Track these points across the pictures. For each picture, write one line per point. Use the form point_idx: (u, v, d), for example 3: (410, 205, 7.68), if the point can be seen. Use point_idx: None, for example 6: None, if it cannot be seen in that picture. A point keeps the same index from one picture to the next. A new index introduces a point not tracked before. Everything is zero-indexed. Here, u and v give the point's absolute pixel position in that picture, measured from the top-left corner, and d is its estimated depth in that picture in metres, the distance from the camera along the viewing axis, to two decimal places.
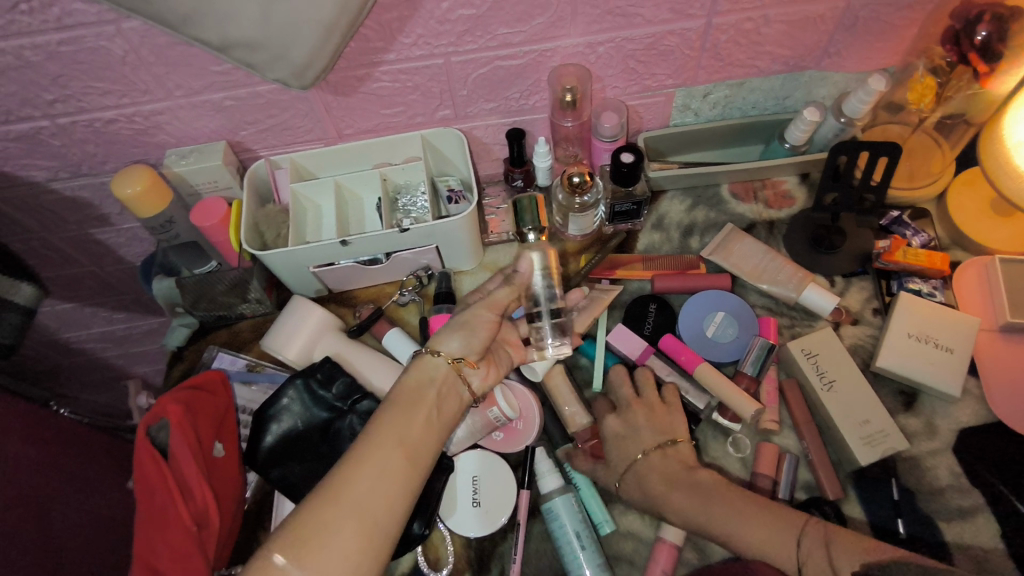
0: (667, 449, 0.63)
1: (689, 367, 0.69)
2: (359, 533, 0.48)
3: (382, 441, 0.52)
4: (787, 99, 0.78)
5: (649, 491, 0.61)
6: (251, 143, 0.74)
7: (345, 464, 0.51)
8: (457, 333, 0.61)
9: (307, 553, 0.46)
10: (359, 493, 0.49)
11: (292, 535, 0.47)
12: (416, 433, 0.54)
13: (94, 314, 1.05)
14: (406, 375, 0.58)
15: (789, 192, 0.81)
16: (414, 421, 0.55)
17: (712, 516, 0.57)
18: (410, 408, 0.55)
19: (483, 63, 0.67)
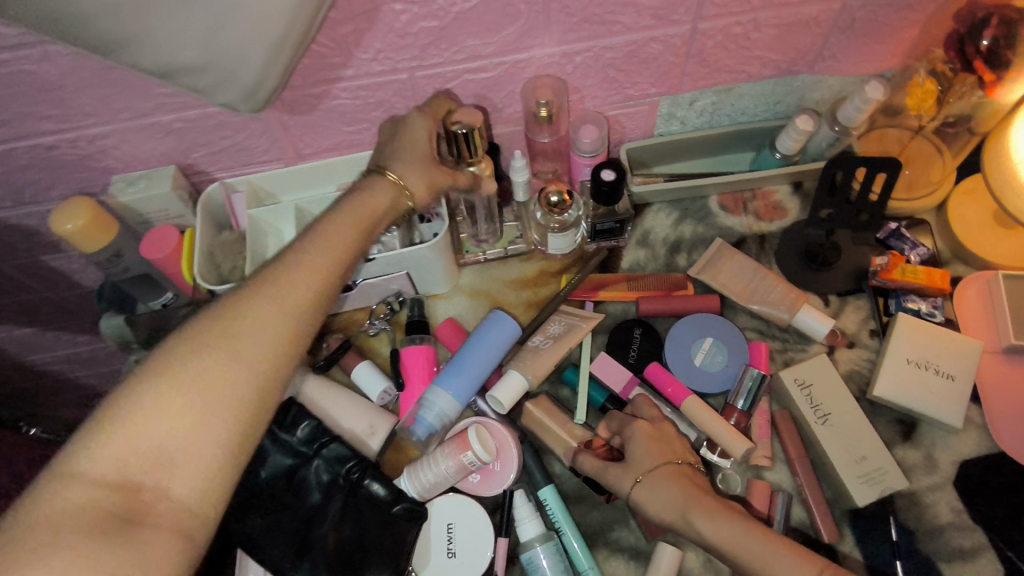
0: (678, 469, 0.55)
1: (677, 399, 0.65)
2: (225, 370, 0.46)
3: (269, 291, 0.50)
4: (779, 105, 0.73)
5: (671, 508, 0.53)
6: (205, 166, 0.68)
7: (216, 315, 0.48)
8: (409, 153, 0.59)
9: (167, 400, 0.44)
10: (270, 303, 0.49)
11: (149, 388, 0.44)
12: (337, 245, 0.54)
13: (56, 337, 0.99)
14: (365, 192, 0.58)
15: (781, 203, 0.76)
16: (314, 268, 0.52)
17: (747, 552, 0.49)
18: (301, 261, 0.52)
19: (450, 76, 0.62)
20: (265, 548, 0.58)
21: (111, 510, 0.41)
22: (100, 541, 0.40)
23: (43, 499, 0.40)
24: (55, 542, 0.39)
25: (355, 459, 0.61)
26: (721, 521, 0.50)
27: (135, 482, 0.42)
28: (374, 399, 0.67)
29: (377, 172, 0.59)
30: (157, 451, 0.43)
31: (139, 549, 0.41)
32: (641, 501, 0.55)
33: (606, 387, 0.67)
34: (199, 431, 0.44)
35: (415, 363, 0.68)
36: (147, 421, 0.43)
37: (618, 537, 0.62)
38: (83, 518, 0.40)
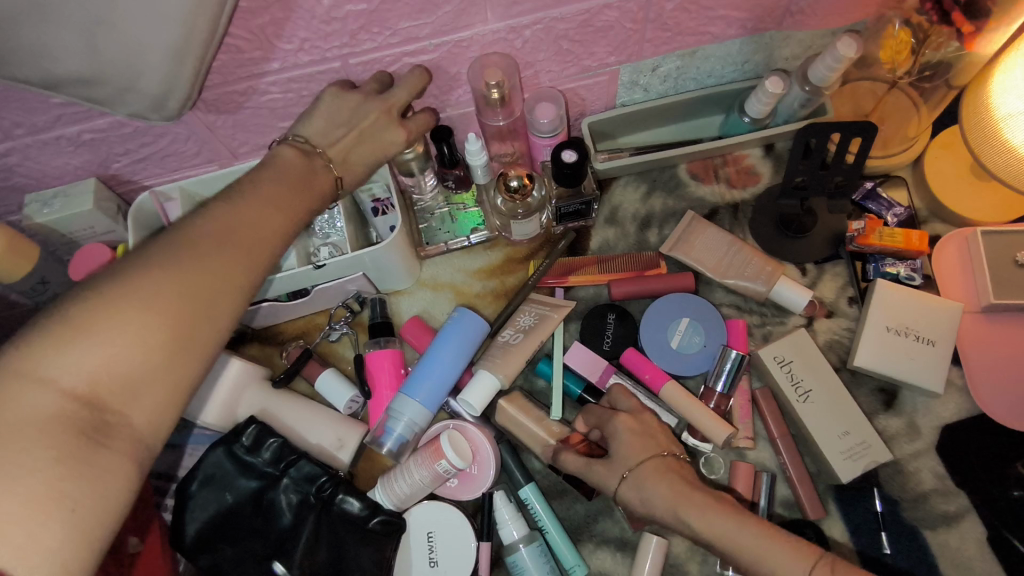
0: (668, 460, 0.53)
1: (655, 386, 0.63)
2: (201, 284, 0.41)
3: (252, 210, 0.45)
4: (746, 64, 0.68)
5: (661, 502, 0.51)
6: (130, 175, 0.62)
7: (201, 224, 0.43)
8: (350, 132, 0.53)
9: (152, 309, 0.38)
10: (240, 223, 0.44)
11: (129, 292, 0.38)
12: (290, 181, 0.49)
13: None
14: (276, 162, 0.50)
15: (753, 167, 0.73)
16: (291, 201, 0.48)
17: (739, 545, 0.47)
18: (282, 188, 0.48)
19: (388, 61, 0.56)
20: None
21: (78, 424, 0.36)
22: (64, 465, 0.36)
23: (7, 399, 0.35)
24: (14, 458, 0.34)
25: (325, 475, 0.59)
26: (712, 516, 0.49)
27: (100, 399, 0.37)
28: (342, 408, 0.64)
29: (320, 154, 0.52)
30: (134, 372, 0.38)
31: (101, 476, 0.37)
32: (629, 497, 0.53)
33: (581, 377, 0.65)
34: (179, 350, 0.40)
35: (380, 367, 0.65)
36: (127, 331, 0.37)
37: (603, 529, 0.61)
38: (50, 432, 0.35)
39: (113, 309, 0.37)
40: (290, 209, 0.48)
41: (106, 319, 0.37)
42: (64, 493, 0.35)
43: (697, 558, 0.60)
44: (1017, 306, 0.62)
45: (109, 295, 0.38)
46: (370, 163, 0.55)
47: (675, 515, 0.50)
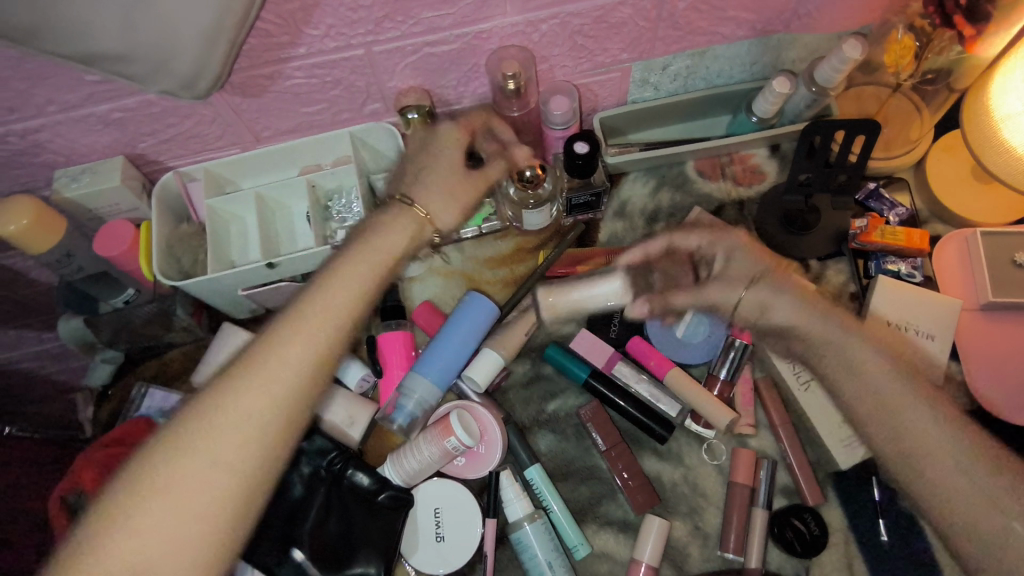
0: (776, 275, 0.62)
1: (660, 372, 0.65)
2: (272, 386, 0.51)
3: (327, 293, 0.55)
4: (754, 65, 0.71)
5: (807, 348, 0.61)
6: (155, 155, 0.64)
7: (254, 350, 0.53)
8: (437, 170, 0.62)
9: (231, 414, 0.50)
10: (310, 327, 0.54)
11: (216, 411, 0.49)
12: (353, 284, 0.57)
13: (21, 336, 0.96)
14: (381, 232, 0.60)
15: (760, 166, 0.75)
16: (363, 269, 0.58)
17: (900, 412, 0.56)
18: (357, 271, 0.57)
19: (409, 50, 0.58)
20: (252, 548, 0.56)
21: (167, 534, 0.46)
22: (135, 518, 0.46)
23: (93, 547, 0.45)
24: (127, 513, 0.46)
25: (337, 451, 0.61)
26: (892, 384, 0.57)
27: (138, 538, 0.46)
28: (354, 387, 0.66)
29: (400, 203, 0.61)
30: (191, 498, 0.47)
31: (186, 555, 0.46)
32: (749, 313, 0.63)
33: (588, 362, 0.66)
34: (244, 478, 0.49)
35: (392, 350, 0.66)
36: (189, 473, 0.48)
37: (607, 510, 0.63)
38: (143, 524, 0.46)
39: (176, 457, 0.48)
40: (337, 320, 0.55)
41: (161, 487, 0.47)
42: (154, 562, 0.46)
43: (698, 541, 0.61)
44: (1015, 304, 0.64)
45: (188, 432, 0.49)
46: (439, 198, 0.62)
47: (840, 377, 0.59)
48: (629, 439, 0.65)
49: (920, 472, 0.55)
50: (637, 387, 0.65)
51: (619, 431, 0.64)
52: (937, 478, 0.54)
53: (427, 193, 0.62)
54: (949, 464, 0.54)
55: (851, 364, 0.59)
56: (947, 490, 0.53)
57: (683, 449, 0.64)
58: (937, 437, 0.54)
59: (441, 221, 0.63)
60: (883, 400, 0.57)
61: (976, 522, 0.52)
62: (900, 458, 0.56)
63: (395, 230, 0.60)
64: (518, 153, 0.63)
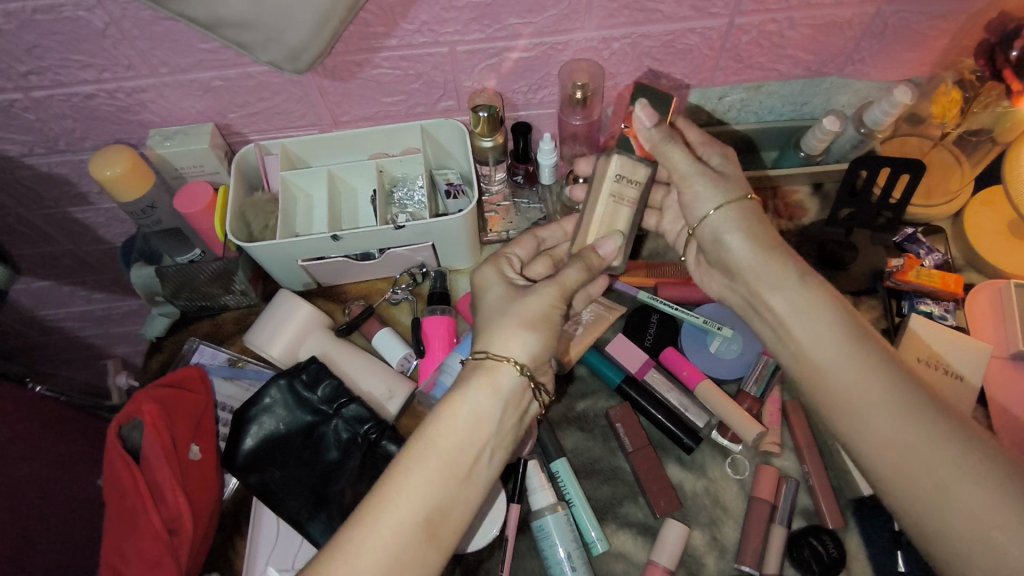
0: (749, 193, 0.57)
1: (692, 382, 0.67)
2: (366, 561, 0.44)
3: (454, 418, 0.49)
4: (805, 105, 0.75)
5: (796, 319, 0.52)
6: (241, 127, 0.70)
7: (361, 516, 0.45)
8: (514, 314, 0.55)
9: (390, 525, 0.45)
10: (420, 487, 0.46)
11: (358, 525, 0.45)
12: (471, 445, 0.49)
13: (73, 293, 1.00)
14: (489, 364, 0.51)
15: (800, 203, 0.78)
16: (485, 401, 0.50)
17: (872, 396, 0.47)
18: (480, 396, 0.50)
19: (490, 54, 0.63)
20: (285, 501, 0.59)
21: None
22: None
23: None
24: None
25: (373, 420, 0.62)
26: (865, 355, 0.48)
27: None
28: (393, 364, 0.68)
29: (489, 358, 0.52)
30: None
31: None
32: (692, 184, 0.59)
33: (621, 367, 0.68)
34: None
35: (436, 333, 0.68)
36: None
37: (627, 512, 0.64)
38: None
39: None
40: (477, 434, 0.49)
41: None
42: None
43: (714, 552, 0.62)
44: None
45: (370, 522, 0.45)
46: (525, 334, 0.53)
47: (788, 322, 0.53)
48: (656, 444, 0.66)
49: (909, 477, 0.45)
50: (667, 395, 0.67)
51: (647, 436, 0.66)
52: (933, 457, 0.44)
53: (511, 340, 0.52)
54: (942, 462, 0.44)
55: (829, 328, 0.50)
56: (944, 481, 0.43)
57: (706, 460, 0.65)
58: (914, 435, 0.45)
59: (535, 359, 0.53)
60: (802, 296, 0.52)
61: (984, 535, 0.41)
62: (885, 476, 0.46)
63: (483, 396, 0.50)
64: (566, 276, 0.56)
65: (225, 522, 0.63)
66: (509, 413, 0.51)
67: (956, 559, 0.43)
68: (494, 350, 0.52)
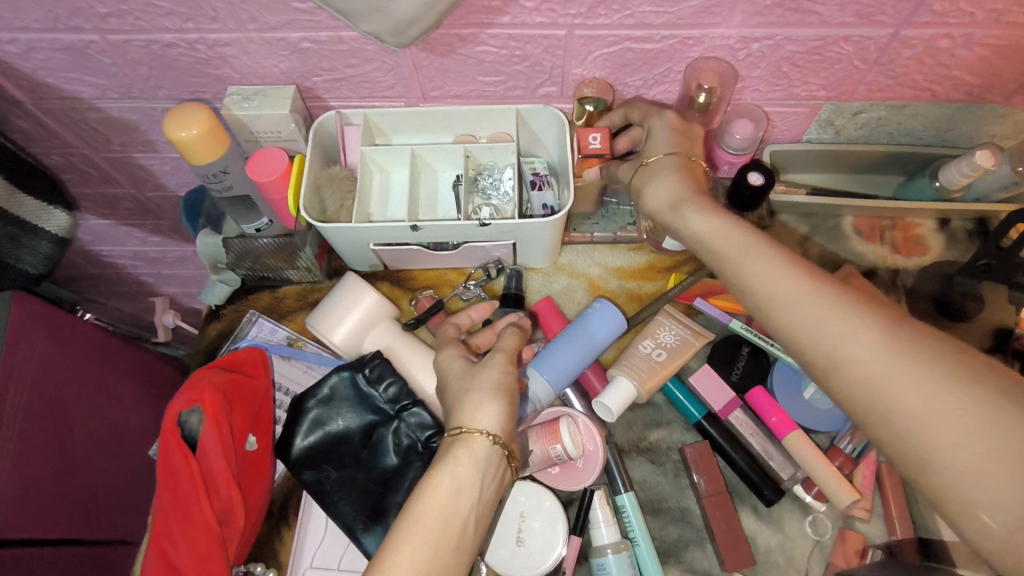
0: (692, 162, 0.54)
1: (779, 432, 0.61)
2: None
3: (438, 488, 0.46)
4: (949, 131, 0.66)
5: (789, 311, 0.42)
6: (323, 91, 0.64)
7: None
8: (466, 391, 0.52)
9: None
10: (405, 566, 0.43)
11: None
12: (457, 515, 0.45)
13: (129, 234, 0.98)
14: (459, 441, 0.48)
15: (923, 238, 0.69)
16: (467, 473, 0.47)
17: (895, 389, 0.37)
18: (460, 468, 0.47)
19: (610, 42, 0.56)
20: (338, 504, 0.57)
21: None
22: None
23: None
24: None
25: (435, 429, 0.58)
26: (878, 337, 0.38)
27: None
28: None
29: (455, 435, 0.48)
30: None
31: None
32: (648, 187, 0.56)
33: (705, 403, 0.63)
34: None
35: None
36: None
37: (692, 559, 0.59)
38: None
39: None
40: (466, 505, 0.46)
41: None
42: None
43: None
44: None
45: None
46: (490, 401, 0.50)
47: (771, 309, 0.43)
48: (732, 490, 0.61)
49: (960, 492, 0.35)
50: (750, 439, 0.62)
51: (724, 481, 0.61)
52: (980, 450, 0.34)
53: (478, 411, 0.49)
54: (991, 458, 0.34)
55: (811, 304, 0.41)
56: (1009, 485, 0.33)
57: (785, 515, 0.60)
58: (953, 421, 0.35)
59: (509, 429, 0.49)
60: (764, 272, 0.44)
61: None
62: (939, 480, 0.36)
63: (462, 466, 0.47)
64: (508, 342, 0.55)
65: (271, 511, 0.61)
66: (492, 485, 0.48)
67: None
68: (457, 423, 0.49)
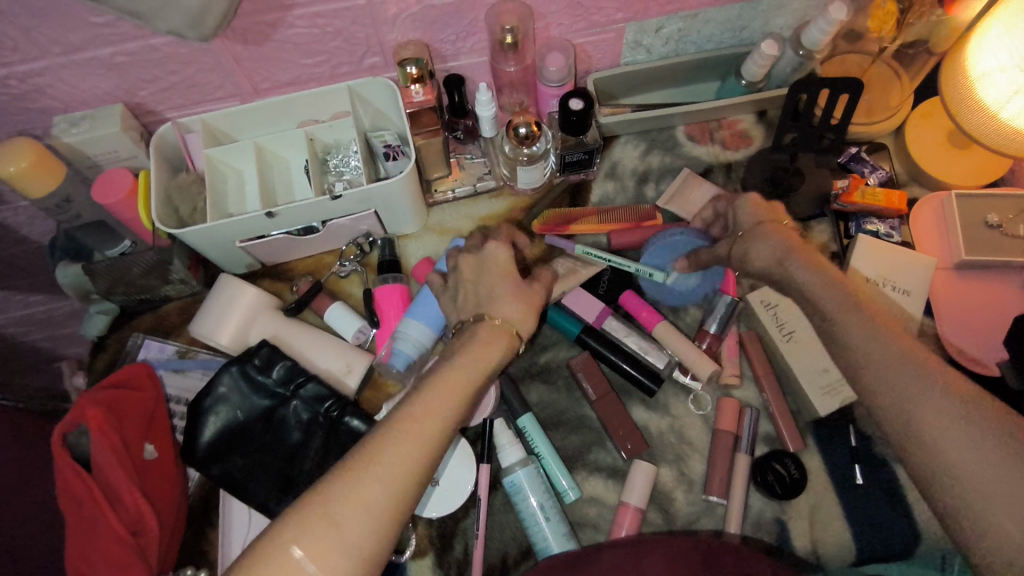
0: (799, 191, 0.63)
1: (649, 324, 0.68)
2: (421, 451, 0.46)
3: (464, 359, 0.50)
4: (744, 30, 0.72)
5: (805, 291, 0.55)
6: (154, 105, 0.65)
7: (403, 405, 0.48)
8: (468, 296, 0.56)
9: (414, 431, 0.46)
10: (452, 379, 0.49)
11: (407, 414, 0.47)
12: (483, 346, 0.51)
13: (9, 297, 0.94)
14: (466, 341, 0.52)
15: (746, 131, 0.76)
16: (458, 380, 0.49)
17: (871, 360, 0.51)
18: (486, 347, 0.51)
19: (410, 3, 0.59)
20: (250, 489, 0.59)
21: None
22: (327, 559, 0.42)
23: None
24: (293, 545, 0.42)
25: (332, 398, 0.62)
26: (821, 286, 0.55)
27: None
28: (349, 339, 0.67)
29: (476, 322, 0.53)
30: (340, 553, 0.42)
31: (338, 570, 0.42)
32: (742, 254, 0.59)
33: (580, 319, 0.68)
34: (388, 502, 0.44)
35: (388, 301, 0.67)
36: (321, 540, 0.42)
37: (596, 458, 0.64)
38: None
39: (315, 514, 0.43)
40: (443, 427, 0.47)
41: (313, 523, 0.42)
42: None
43: (683, 486, 0.63)
44: (987, 262, 0.67)
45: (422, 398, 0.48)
46: (515, 287, 0.55)
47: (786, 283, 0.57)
48: (619, 390, 0.67)
49: (922, 437, 0.48)
50: (627, 341, 0.67)
51: (609, 382, 0.66)
52: (909, 389, 0.49)
53: (497, 304, 0.54)
54: (952, 420, 0.47)
55: (825, 281, 0.54)
56: (925, 425, 0.48)
57: (670, 399, 0.66)
58: (902, 377, 0.49)
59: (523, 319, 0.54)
60: (777, 257, 0.57)
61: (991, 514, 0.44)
62: (877, 402, 0.51)
63: (488, 349, 0.52)
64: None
65: (194, 517, 0.62)
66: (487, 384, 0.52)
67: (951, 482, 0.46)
68: (486, 312, 0.54)
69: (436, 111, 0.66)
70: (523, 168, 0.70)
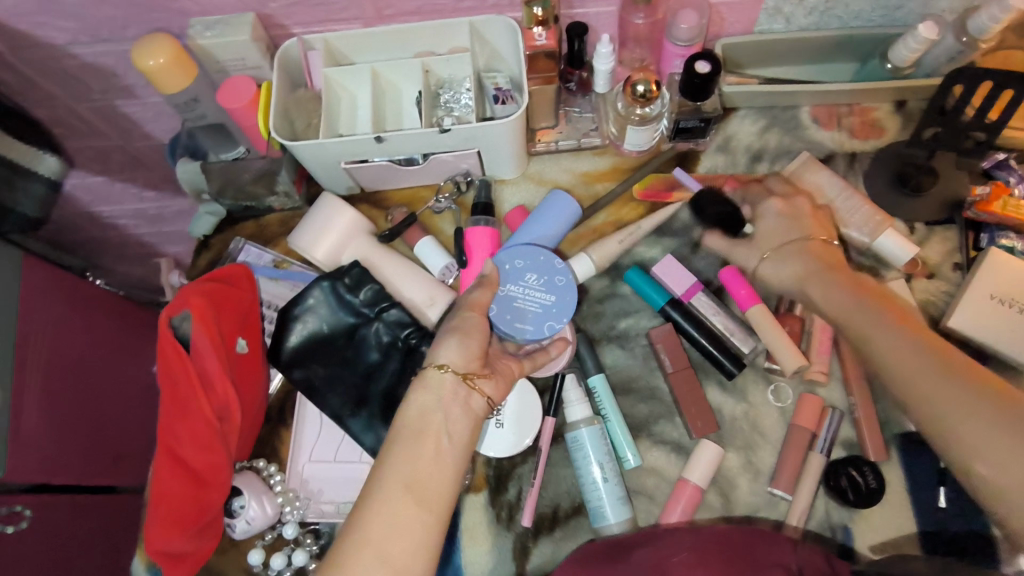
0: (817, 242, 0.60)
1: (744, 305, 0.64)
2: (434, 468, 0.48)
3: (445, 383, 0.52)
4: (898, 9, 0.66)
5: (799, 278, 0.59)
6: (282, 18, 0.66)
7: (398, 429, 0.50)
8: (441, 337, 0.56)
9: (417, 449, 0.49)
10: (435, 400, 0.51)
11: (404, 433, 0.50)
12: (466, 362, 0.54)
13: (125, 190, 1.00)
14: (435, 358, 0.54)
15: (880, 121, 0.71)
16: (439, 411, 0.51)
17: (875, 334, 0.52)
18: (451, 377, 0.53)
19: None
20: (327, 397, 0.62)
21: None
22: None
23: None
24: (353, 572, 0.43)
25: (412, 326, 0.64)
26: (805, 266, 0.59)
27: None
28: (435, 273, 0.68)
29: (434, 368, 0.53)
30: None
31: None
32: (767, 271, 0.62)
33: (668, 290, 0.66)
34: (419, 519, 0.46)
35: (478, 242, 0.67)
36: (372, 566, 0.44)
37: (661, 431, 0.64)
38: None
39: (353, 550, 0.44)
40: (428, 492, 0.47)
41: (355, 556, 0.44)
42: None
43: (748, 475, 0.62)
44: None
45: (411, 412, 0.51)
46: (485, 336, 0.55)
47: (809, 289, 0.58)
48: (696, 367, 0.65)
49: (920, 407, 0.47)
50: (713, 319, 0.65)
51: (688, 358, 0.65)
52: (908, 357, 0.49)
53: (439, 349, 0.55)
54: (926, 373, 0.47)
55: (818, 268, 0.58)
56: (920, 392, 0.47)
57: (748, 386, 0.64)
58: (897, 345, 0.50)
59: (467, 361, 0.54)
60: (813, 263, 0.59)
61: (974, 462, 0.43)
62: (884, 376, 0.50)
63: (452, 411, 0.52)
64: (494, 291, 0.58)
65: (270, 416, 0.65)
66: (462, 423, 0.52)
67: (950, 444, 0.45)
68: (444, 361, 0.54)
69: (553, 57, 0.65)
70: (635, 127, 0.67)
